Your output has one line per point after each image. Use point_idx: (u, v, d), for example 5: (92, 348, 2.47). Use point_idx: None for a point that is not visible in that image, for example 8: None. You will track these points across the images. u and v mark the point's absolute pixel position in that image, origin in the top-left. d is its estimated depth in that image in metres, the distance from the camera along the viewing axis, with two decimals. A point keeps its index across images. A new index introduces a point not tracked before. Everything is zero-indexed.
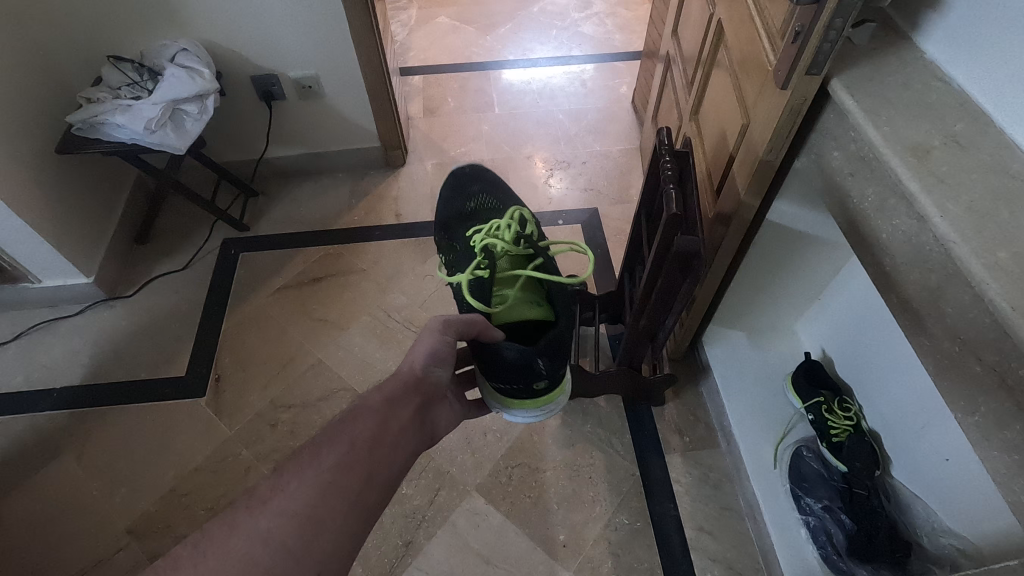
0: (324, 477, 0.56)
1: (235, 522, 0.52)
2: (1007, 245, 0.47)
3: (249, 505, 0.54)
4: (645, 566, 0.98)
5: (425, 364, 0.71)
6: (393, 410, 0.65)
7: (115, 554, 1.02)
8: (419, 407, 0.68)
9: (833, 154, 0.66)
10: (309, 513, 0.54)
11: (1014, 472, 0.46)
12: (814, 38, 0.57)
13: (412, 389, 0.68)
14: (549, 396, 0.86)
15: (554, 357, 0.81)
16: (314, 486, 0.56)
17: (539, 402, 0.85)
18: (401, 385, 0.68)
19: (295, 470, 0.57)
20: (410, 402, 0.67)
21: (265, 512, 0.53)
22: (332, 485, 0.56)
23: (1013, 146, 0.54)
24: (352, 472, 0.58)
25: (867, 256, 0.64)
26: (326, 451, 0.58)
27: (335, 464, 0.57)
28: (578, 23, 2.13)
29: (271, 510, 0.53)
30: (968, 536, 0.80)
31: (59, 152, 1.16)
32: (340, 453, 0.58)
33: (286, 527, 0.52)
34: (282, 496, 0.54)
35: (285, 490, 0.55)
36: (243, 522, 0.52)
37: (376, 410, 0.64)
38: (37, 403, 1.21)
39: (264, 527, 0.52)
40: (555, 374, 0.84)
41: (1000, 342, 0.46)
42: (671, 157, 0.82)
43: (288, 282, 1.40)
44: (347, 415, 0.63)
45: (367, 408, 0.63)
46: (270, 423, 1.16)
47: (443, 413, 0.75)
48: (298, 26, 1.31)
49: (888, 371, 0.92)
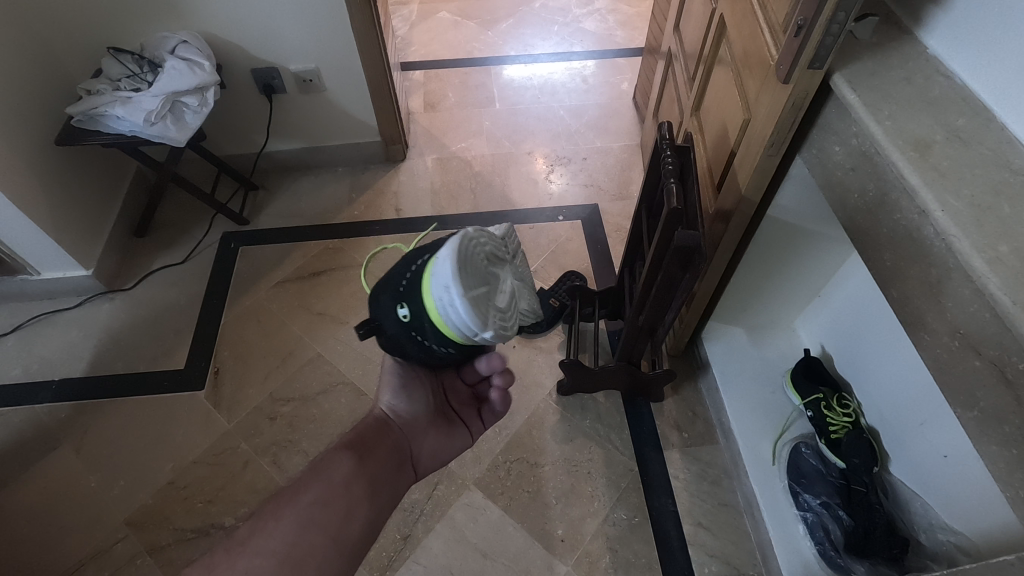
0: (303, 513, 0.59)
1: (213, 566, 0.53)
2: (1008, 239, 0.47)
3: (226, 548, 0.55)
4: (643, 562, 0.98)
5: (392, 400, 0.74)
6: (366, 449, 0.68)
7: (114, 546, 1.02)
8: (393, 445, 0.71)
9: (835, 149, 0.66)
10: (288, 551, 0.56)
11: (1014, 467, 0.46)
12: (816, 32, 0.57)
13: (384, 428, 0.72)
14: (430, 284, 0.56)
15: (381, 289, 0.63)
16: (293, 522, 0.58)
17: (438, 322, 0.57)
18: (370, 428, 0.72)
19: (274, 509, 0.58)
20: (382, 441, 0.71)
21: (243, 553, 0.55)
22: (310, 521, 0.58)
23: (1015, 141, 0.54)
24: (330, 507, 0.60)
25: (867, 250, 0.64)
26: (303, 489, 0.60)
27: (313, 501, 0.60)
28: (580, 20, 2.12)
29: (249, 550, 0.55)
30: (965, 533, 0.81)
31: (58, 144, 1.15)
32: (317, 490, 0.61)
33: (264, 564, 0.54)
34: (260, 536, 0.56)
35: (263, 529, 0.57)
36: (220, 564, 0.54)
37: (350, 450, 0.67)
38: (36, 395, 1.21)
39: (241, 566, 0.54)
40: (400, 294, 0.59)
41: (1000, 336, 0.46)
42: (672, 152, 0.82)
43: (288, 276, 1.39)
44: (322, 457, 0.65)
45: (343, 450, 0.67)
46: (269, 416, 1.16)
47: (429, 444, 0.75)
48: (298, 18, 1.30)
49: (888, 367, 0.92)
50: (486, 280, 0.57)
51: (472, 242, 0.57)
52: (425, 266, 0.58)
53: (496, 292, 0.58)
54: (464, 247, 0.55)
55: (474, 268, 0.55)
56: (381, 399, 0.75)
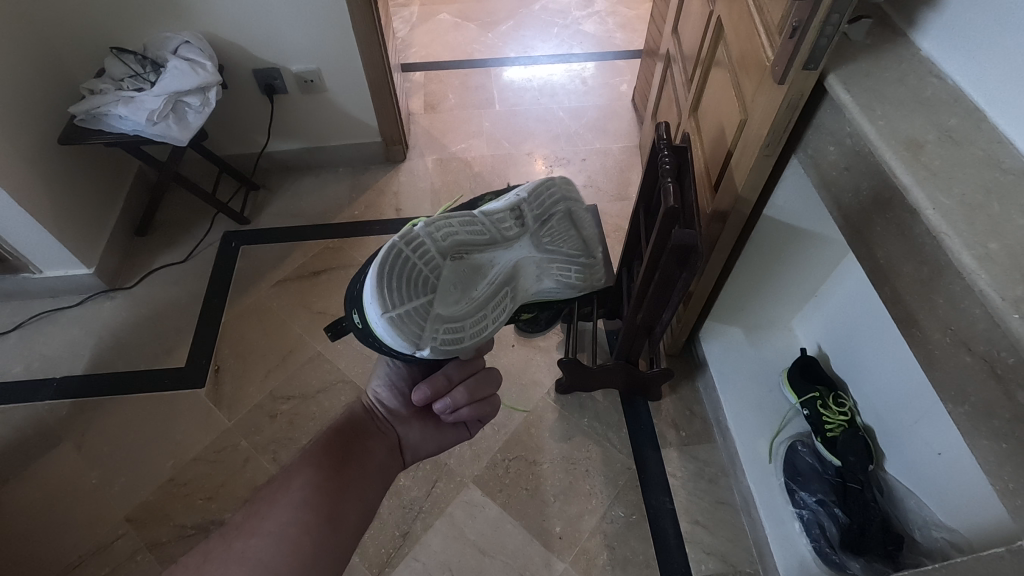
0: (295, 496, 0.61)
1: (212, 549, 0.57)
2: (998, 237, 0.48)
3: (222, 534, 0.58)
4: (640, 559, 0.98)
5: (381, 389, 0.77)
6: (356, 436, 0.70)
7: (114, 542, 1.03)
8: (382, 431, 0.73)
9: (830, 149, 0.67)
10: (282, 531, 0.58)
11: (1003, 461, 0.47)
12: (811, 33, 0.58)
13: (374, 416, 0.74)
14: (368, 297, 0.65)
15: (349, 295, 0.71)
16: (285, 505, 0.60)
17: (374, 332, 0.67)
18: (361, 415, 0.74)
19: (267, 495, 0.61)
20: (372, 428, 0.72)
21: (239, 536, 0.57)
22: (302, 503, 0.60)
23: (1006, 141, 0.55)
24: (322, 490, 0.62)
25: (861, 248, 0.64)
26: (295, 474, 0.63)
27: (304, 485, 0.62)
28: (579, 22, 2.14)
29: (245, 533, 0.58)
30: (959, 530, 0.81)
31: (61, 143, 1.16)
32: (308, 473, 0.63)
33: (258, 545, 0.56)
34: (254, 519, 0.59)
35: (258, 512, 0.59)
36: (217, 547, 0.57)
37: (342, 436, 0.70)
38: (37, 393, 1.21)
39: (238, 547, 0.56)
40: (353, 302, 0.69)
41: (990, 331, 0.47)
42: (669, 152, 0.83)
43: (288, 274, 1.40)
44: (311, 446, 0.67)
45: (334, 436, 0.69)
46: (270, 414, 1.17)
47: (422, 431, 0.75)
48: (299, 19, 1.31)
49: (883, 366, 0.93)
50: (417, 297, 0.67)
51: (404, 261, 0.65)
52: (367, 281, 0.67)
53: (433, 303, 0.69)
54: (392, 271, 0.64)
55: (400, 287, 0.64)
56: (373, 390, 0.77)
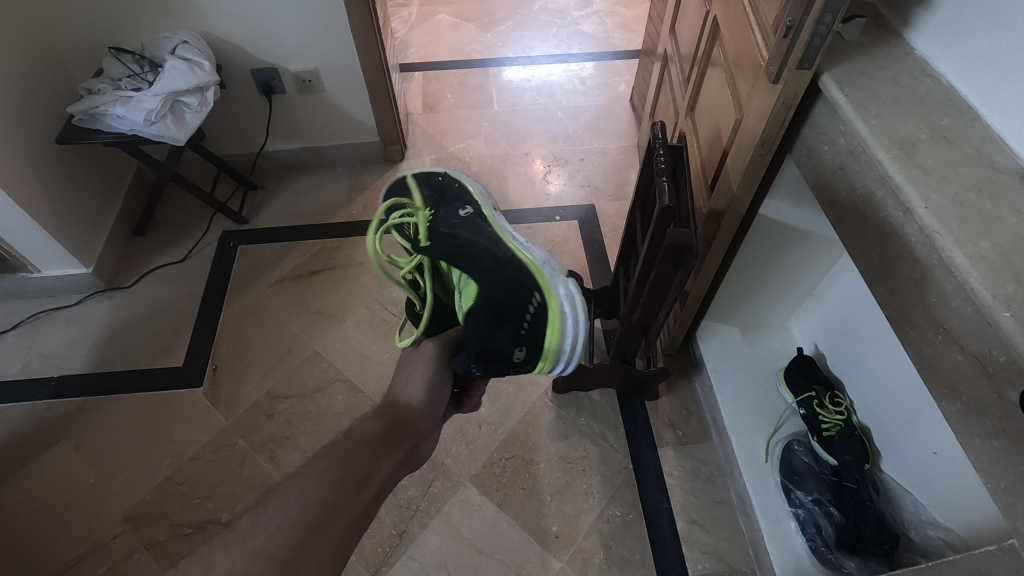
0: (307, 516, 0.53)
1: (211, 561, 0.50)
2: (988, 235, 0.48)
3: (226, 542, 0.51)
4: (636, 558, 0.98)
5: (422, 391, 0.69)
6: (386, 447, 0.61)
7: (110, 541, 1.03)
8: (409, 442, 0.64)
9: (824, 148, 0.67)
10: (286, 559, 0.50)
11: (995, 458, 0.47)
12: (805, 33, 0.58)
13: (407, 420, 0.66)
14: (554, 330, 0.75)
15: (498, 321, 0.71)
16: (294, 525, 0.52)
17: (551, 358, 0.76)
18: (396, 415, 0.66)
19: (279, 503, 0.53)
20: (402, 438, 0.64)
21: (240, 551, 0.50)
22: (315, 527, 0.52)
23: (999, 140, 0.55)
24: (337, 513, 0.54)
25: (856, 247, 0.64)
26: (310, 485, 0.55)
27: (319, 503, 0.54)
28: (578, 22, 2.14)
29: (246, 550, 0.50)
30: (954, 529, 0.82)
31: (59, 143, 1.16)
32: (327, 489, 0.55)
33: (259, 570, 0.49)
34: (260, 534, 0.51)
35: (265, 526, 0.52)
36: (218, 562, 0.50)
37: (370, 443, 0.60)
38: (35, 392, 1.22)
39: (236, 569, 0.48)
40: (523, 337, 0.72)
41: (981, 329, 0.47)
42: (665, 152, 0.83)
43: (286, 274, 1.40)
44: (333, 448, 0.59)
45: (362, 441, 0.60)
46: (267, 413, 1.17)
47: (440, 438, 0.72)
48: (297, 19, 1.31)
49: (878, 366, 0.93)
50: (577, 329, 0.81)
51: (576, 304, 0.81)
52: (548, 316, 0.74)
53: None
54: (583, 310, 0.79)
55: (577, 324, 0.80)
56: (409, 387, 0.69)
